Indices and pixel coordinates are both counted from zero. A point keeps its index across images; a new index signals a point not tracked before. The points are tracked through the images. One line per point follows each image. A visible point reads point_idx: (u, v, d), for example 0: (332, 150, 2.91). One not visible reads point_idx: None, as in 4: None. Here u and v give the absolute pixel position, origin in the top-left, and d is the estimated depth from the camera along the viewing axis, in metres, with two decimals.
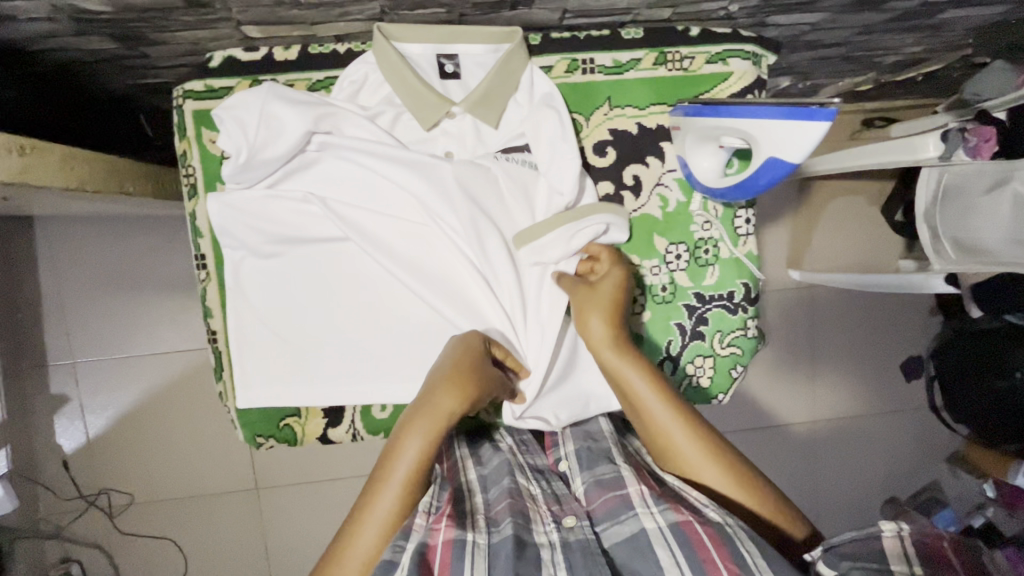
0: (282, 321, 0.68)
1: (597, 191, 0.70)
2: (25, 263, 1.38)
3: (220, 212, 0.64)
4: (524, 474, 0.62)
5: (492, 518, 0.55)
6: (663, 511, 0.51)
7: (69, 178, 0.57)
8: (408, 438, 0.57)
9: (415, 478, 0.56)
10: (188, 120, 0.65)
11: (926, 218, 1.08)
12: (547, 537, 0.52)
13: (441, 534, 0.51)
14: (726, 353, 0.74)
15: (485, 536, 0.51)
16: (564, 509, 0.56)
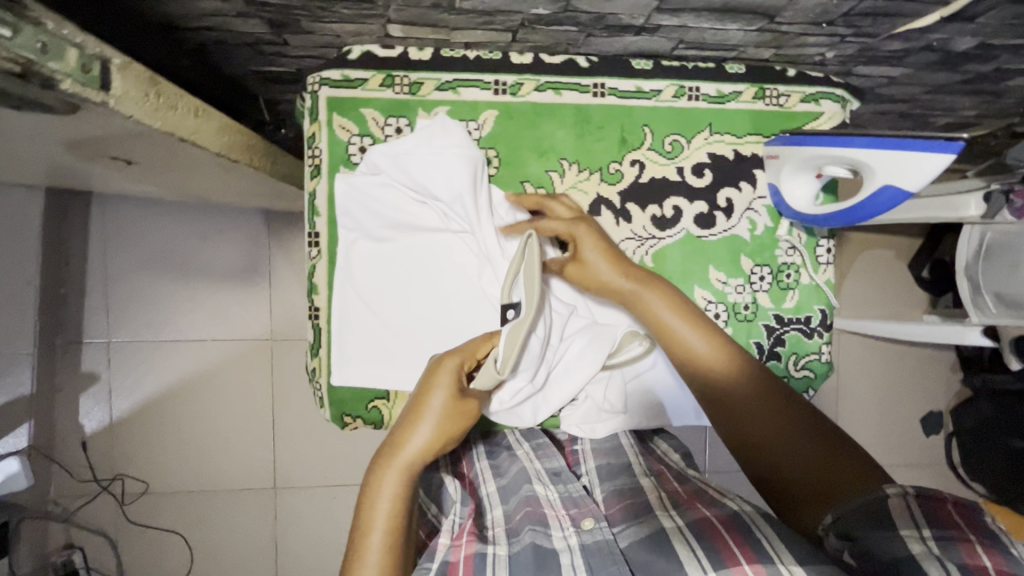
0: (384, 303, 0.70)
1: (691, 208, 0.74)
2: (77, 239, 1.40)
3: (345, 193, 0.68)
4: (540, 482, 0.71)
5: (513, 529, 0.65)
6: (681, 514, 0.60)
7: (223, 145, 0.60)
8: (384, 476, 0.56)
9: (394, 519, 0.54)
10: (321, 105, 0.68)
11: (967, 273, 1.15)
12: (566, 540, 0.62)
13: (463, 550, 0.62)
14: (800, 375, 0.76)
15: (505, 547, 0.62)
16: (582, 511, 0.65)
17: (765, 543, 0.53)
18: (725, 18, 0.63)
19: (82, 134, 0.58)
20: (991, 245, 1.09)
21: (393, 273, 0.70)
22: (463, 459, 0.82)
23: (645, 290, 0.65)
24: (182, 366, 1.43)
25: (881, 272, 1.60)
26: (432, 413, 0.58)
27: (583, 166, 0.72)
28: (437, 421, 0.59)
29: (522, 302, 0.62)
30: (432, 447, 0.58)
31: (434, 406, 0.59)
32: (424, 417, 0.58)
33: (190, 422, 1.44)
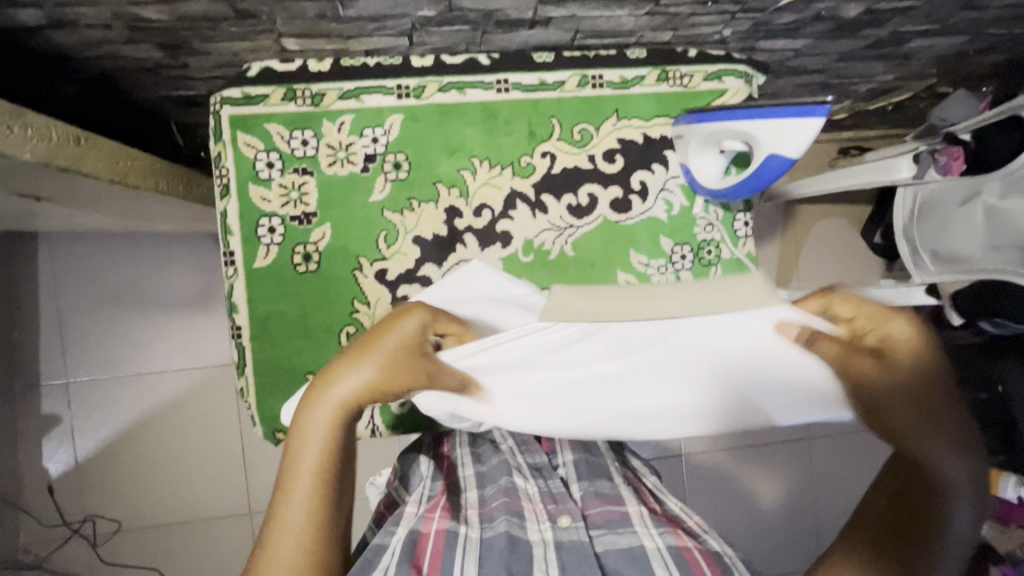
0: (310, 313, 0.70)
1: (606, 194, 0.75)
2: (26, 281, 1.38)
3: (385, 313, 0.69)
4: (521, 474, 0.76)
5: (488, 514, 0.69)
6: (662, 534, 0.65)
7: (118, 173, 0.61)
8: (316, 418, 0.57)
9: (327, 455, 0.56)
10: (224, 124, 0.69)
11: (905, 234, 1.17)
12: (542, 534, 0.66)
13: (435, 523, 0.65)
14: None
15: (477, 530, 0.65)
16: (559, 509, 0.70)
17: None
18: (611, 4, 0.64)
19: None
20: (923, 204, 1.12)
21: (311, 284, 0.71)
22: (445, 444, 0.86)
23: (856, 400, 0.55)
24: (145, 400, 1.42)
25: (834, 242, 1.63)
26: (372, 357, 0.57)
27: (494, 161, 0.73)
28: (374, 363, 0.57)
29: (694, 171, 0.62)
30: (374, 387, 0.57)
31: (359, 359, 0.57)
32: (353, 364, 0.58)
33: (159, 455, 1.43)
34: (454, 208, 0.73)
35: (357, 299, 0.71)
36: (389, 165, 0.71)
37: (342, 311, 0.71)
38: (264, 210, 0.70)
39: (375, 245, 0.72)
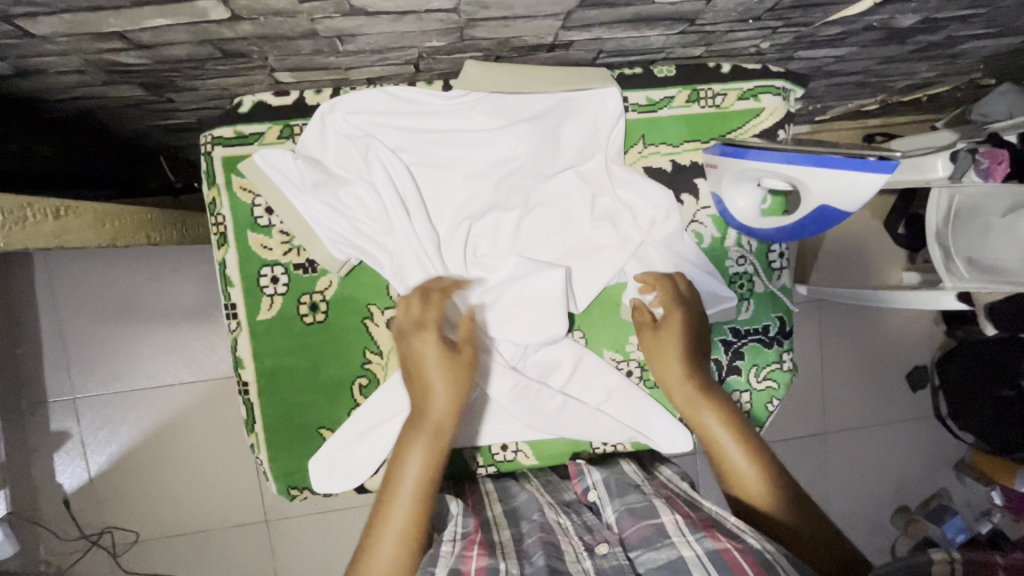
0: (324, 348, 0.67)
1: (636, 228, 0.68)
2: (24, 297, 1.34)
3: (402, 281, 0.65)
4: (553, 510, 0.73)
5: (525, 550, 0.64)
6: (700, 540, 0.61)
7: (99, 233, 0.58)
8: (412, 446, 0.60)
9: (423, 486, 0.59)
10: (217, 167, 0.63)
11: (938, 238, 1.11)
12: (581, 564, 0.61)
13: (475, 562, 0.58)
14: (762, 386, 0.73)
15: (520, 565, 0.60)
16: (597, 539, 0.67)
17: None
18: (641, 26, 0.57)
19: None
20: (960, 208, 1.05)
21: (320, 335, 0.66)
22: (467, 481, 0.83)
23: (701, 410, 0.67)
24: (154, 412, 1.40)
25: (854, 235, 1.57)
26: (432, 362, 0.61)
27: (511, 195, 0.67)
28: (442, 377, 0.61)
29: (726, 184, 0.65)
30: (452, 408, 0.61)
31: (428, 363, 0.61)
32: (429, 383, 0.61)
33: (171, 466, 1.42)
34: (471, 245, 0.67)
35: (368, 347, 0.67)
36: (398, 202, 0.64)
37: (353, 363, 0.67)
38: (265, 258, 0.64)
39: (386, 292, 0.67)
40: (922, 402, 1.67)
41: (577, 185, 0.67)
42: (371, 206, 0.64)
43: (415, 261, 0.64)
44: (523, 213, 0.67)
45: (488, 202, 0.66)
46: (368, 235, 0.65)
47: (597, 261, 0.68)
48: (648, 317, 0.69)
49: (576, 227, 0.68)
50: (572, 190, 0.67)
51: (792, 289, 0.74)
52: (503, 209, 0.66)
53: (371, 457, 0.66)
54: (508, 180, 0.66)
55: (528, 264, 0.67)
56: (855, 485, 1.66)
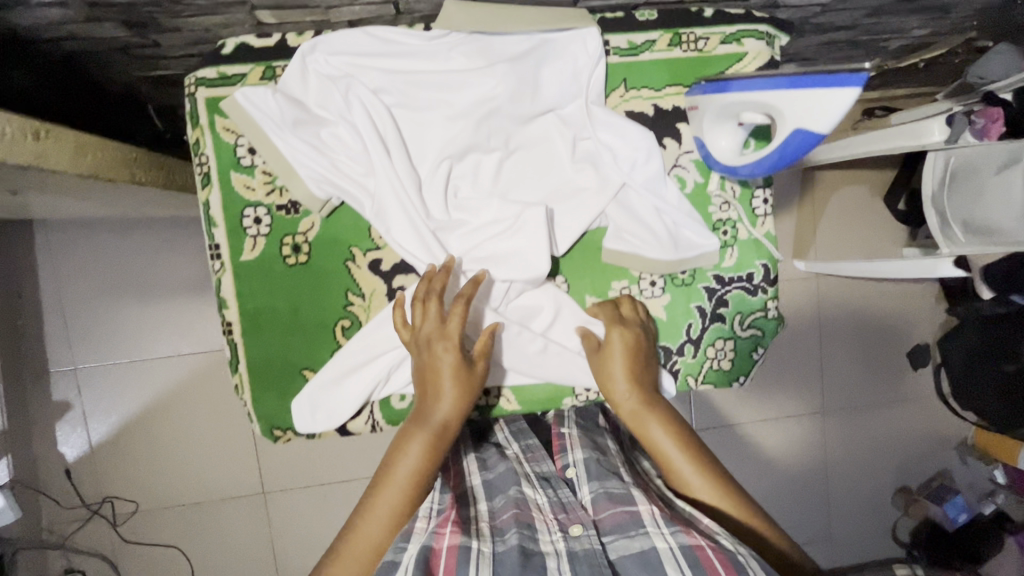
0: (307, 289, 0.69)
1: (616, 170, 0.68)
2: (26, 269, 1.36)
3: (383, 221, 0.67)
4: (530, 485, 0.74)
5: (500, 527, 0.66)
6: (674, 532, 0.59)
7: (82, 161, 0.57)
8: (410, 442, 0.65)
9: (415, 478, 0.66)
10: (201, 108, 0.64)
11: (934, 202, 1.10)
12: (553, 545, 0.61)
13: (446, 538, 0.60)
14: (746, 334, 0.75)
15: (491, 544, 0.61)
16: (570, 517, 0.67)
17: None
18: None
19: None
20: (955, 170, 1.04)
21: (303, 276, 0.68)
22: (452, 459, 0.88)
23: (645, 423, 0.69)
24: (153, 384, 1.42)
25: (855, 211, 1.56)
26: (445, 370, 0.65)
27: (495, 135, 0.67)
28: (450, 385, 0.65)
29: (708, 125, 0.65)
30: (455, 411, 0.66)
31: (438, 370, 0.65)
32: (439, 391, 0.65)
33: (170, 438, 1.43)
34: (454, 187, 0.69)
35: (351, 291, 0.69)
36: (379, 142, 0.65)
37: (336, 306, 0.69)
38: (248, 199, 0.66)
39: (367, 235, 0.69)
40: (924, 380, 1.64)
41: (560, 127, 0.68)
42: (353, 146, 0.66)
43: (396, 200, 0.66)
44: (507, 155, 0.68)
45: (469, 142, 0.66)
46: (351, 174, 0.66)
47: (576, 202, 0.69)
48: (594, 342, 0.71)
49: (557, 168, 0.69)
50: (555, 132, 0.68)
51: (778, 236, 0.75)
52: (484, 149, 0.67)
53: (356, 396, 0.68)
54: (488, 121, 0.66)
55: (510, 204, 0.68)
56: (856, 464, 1.64)
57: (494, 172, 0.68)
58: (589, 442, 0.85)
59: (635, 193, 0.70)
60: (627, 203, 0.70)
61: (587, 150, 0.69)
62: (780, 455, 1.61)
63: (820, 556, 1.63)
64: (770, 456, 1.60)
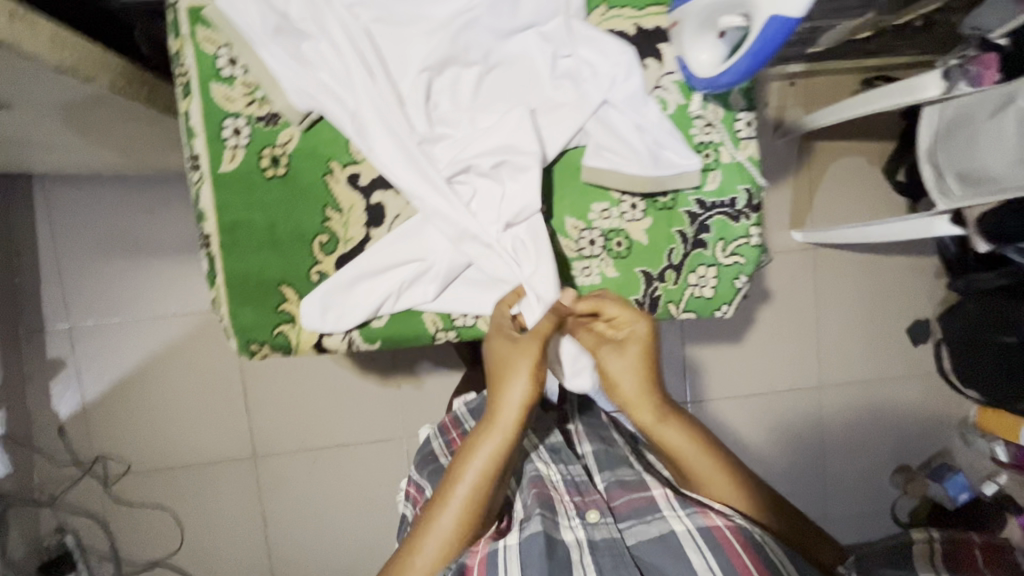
0: (283, 202, 0.73)
1: (580, 85, 0.75)
2: (25, 226, 1.38)
3: (367, 125, 0.70)
4: (544, 463, 0.91)
5: (527, 511, 0.82)
6: (689, 516, 0.77)
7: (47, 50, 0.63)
8: (480, 447, 0.73)
9: (482, 483, 0.73)
10: (182, 16, 0.69)
11: (929, 155, 1.09)
12: (574, 533, 0.78)
13: (479, 551, 0.76)
14: (728, 261, 0.81)
15: (515, 537, 0.76)
16: (586, 502, 0.83)
17: (769, 560, 0.73)
18: None
19: None
20: (950, 121, 1.03)
21: (280, 189, 0.73)
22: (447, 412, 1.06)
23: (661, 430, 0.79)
24: (145, 343, 1.42)
25: (854, 181, 1.54)
26: (516, 381, 0.72)
27: (469, 50, 0.72)
28: (520, 388, 0.72)
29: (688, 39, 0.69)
30: (521, 410, 0.72)
31: (512, 377, 0.72)
32: (505, 385, 0.72)
33: (161, 398, 1.44)
34: (437, 98, 0.74)
35: (329, 206, 0.74)
36: (363, 50, 0.70)
37: (314, 220, 0.74)
38: (228, 109, 0.70)
39: (347, 148, 0.73)
40: (924, 357, 1.62)
41: (536, 41, 0.73)
42: (331, 61, 0.70)
43: (383, 110, 0.70)
44: (484, 69, 0.74)
45: (448, 53, 0.71)
46: (339, 85, 0.70)
47: (545, 112, 0.74)
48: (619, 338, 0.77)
49: (527, 82, 0.74)
50: (529, 45, 0.74)
51: (761, 161, 0.80)
52: (462, 63, 0.73)
53: (362, 309, 0.76)
54: (464, 32, 0.71)
55: (488, 115, 0.74)
56: (855, 442, 1.61)
57: (473, 85, 0.74)
58: (595, 435, 1.02)
59: (614, 114, 0.75)
60: (605, 120, 0.75)
61: (556, 66, 0.74)
62: (775, 431, 1.58)
63: None
64: (767, 432, 1.58)
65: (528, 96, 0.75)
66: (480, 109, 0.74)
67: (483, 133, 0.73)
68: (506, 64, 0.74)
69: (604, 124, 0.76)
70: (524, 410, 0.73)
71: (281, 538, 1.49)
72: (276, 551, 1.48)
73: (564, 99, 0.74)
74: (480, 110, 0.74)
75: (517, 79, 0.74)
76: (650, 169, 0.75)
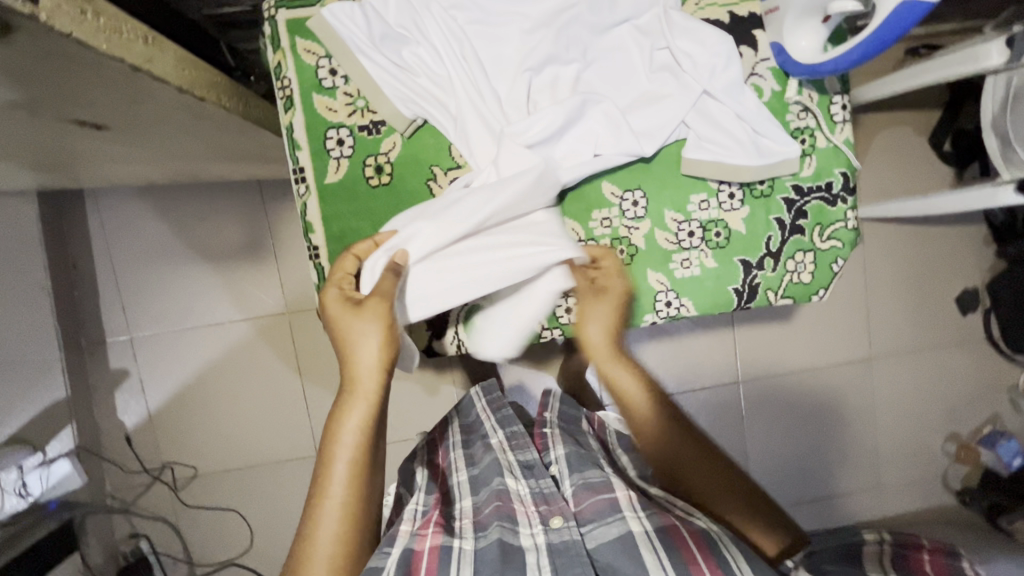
0: (389, 214, 0.80)
1: (658, 79, 0.81)
2: (82, 241, 1.40)
3: (472, 126, 0.77)
4: (512, 476, 0.85)
5: (482, 521, 0.79)
6: (649, 517, 0.74)
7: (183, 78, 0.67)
8: (349, 411, 0.75)
9: (359, 447, 0.75)
10: (282, 28, 0.75)
11: (995, 126, 1.11)
12: (533, 539, 0.74)
13: (428, 540, 0.74)
14: (826, 246, 0.86)
15: (472, 542, 0.75)
16: (552, 509, 0.79)
17: (730, 562, 0.67)
18: None
19: (56, 93, 0.58)
20: (1018, 90, 1.04)
21: (381, 198, 0.79)
22: (437, 426, 1.09)
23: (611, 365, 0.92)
24: (203, 350, 1.44)
25: (902, 153, 1.53)
26: (362, 341, 0.74)
27: (561, 47, 0.78)
28: (373, 345, 0.75)
29: (785, 32, 0.77)
30: (376, 372, 0.75)
31: (358, 339, 0.75)
32: (356, 346, 0.75)
33: (223, 403, 1.46)
34: (537, 97, 0.80)
35: None
36: (470, 55, 0.76)
37: None
38: (332, 121, 0.77)
39: (448, 154, 0.79)
40: (975, 326, 1.62)
41: (636, 34, 0.80)
42: (433, 65, 0.77)
43: (490, 109, 0.77)
44: (581, 67, 0.80)
45: (549, 52, 0.77)
46: (450, 88, 0.77)
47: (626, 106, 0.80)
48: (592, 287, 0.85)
49: (609, 76, 0.81)
50: (624, 40, 0.80)
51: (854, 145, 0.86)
52: (563, 60, 0.79)
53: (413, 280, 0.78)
54: (565, 30, 0.77)
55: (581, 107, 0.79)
56: (905, 412, 1.62)
57: (566, 82, 0.80)
58: (568, 438, 0.96)
59: (715, 106, 0.81)
60: (704, 112, 0.81)
61: (640, 60, 0.80)
62: (827, 405, 1.59)
63: (868, 506, 1.62)
64: (818, 407, 1.59)
65: (617, 91, 0.81)
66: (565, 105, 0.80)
67: (572, 127, 0.79)
68: (592, 61, 0.80)
69: (706, 117, 0.81)
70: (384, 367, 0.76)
71: None
72: None
73: (651, 92, 0.80)
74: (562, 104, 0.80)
75: (601, 73, 0.80)
76: (745, 160, 0.81)
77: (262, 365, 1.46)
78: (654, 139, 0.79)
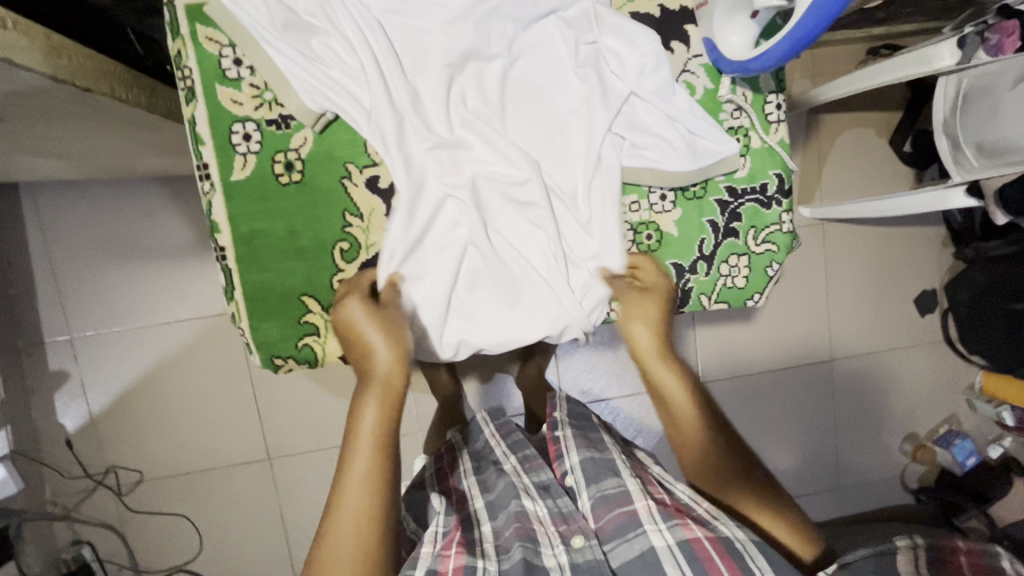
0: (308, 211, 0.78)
1: (582, 75, 0.80)
2: (15, 236, 1.33)
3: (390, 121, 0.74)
4: (528, 497, 0.84)
5: (503, 545, 0.76)
6: (670, 530, 0.72)
7: (51, 64, 0.63)
8: (368, 398, 0.77)
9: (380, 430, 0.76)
10: (181, 16, 0.72)
11: (947, 128, 1.12)
12: (556, 559, 0.73)
13: (452, 559, 0.71)
14: (761, 249, 0.87)
15: (495, 563, 0.72)
16: (571, 529, 0.78)
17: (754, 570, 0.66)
18: None
19: None
20: (968, 93, 1.05)
21: (290, 197, 0.78)
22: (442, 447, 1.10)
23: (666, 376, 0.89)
24: (147, 350, 1.39)
25: (863, 153, 1.52)
26: (378, 339, 0.78)
27: (483, 41, 0.76)
28: (387, 341, 0.79)
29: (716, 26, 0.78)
30: (394, 362, 0.79)
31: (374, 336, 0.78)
32: (371, 344, 0.78)
33: (169, 405, 1.41)
34: (461, 92, 0.78)
35: (349, 211, 0.79)
36: (387, 48, 0.74)
37: (336, 226, 0.79)
38: (237, 114, 0.75)
39: (364, 151, 0.78)
40: (932, 326, 1.63)
41: (561, 28, 0.79)
42: (344, 56, 0.74)
43: (407, 106, 0.75)
44: (507, 62, 0.78)
45: (469, 46, 0.75)
46: (364, 85, 0.75)
47: (552, 103, 0.80)
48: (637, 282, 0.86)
49: (532, 72, 0.80)
50: (551, 33, 0.79)
51: (789, 145, 0.87)
52: (484, 57, 0.77)
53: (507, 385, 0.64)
54: (484, 22, 0.75)
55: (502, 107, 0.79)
56: (865, 413, 1.63)
57: (490, 78, 0.78)
58: (583, 442, 0.92)
59: (641, 109, 0.82)
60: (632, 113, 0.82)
61: (566, 55, 0.80)
62: (787, 406, 1.59)
63: (829, 506, 1.63)
64: (778, 408, 1.59)
65: (544, 87, 0.80)
66: (489, 102, 0.79)
67: (492, 126, 0.78)
68: (516, 55, 0.79)
69: (634, 120, 0.82)
70: (398, 363, 0.79)
71: (301, 536, 1.48)
72: (297, 552, 1.48)
73: (578, 88, 0.80)
74: (486, 100, 0.78)
75: (526, 68, 0.79)
76: (674, 164, 0.82)
77: (210, 366, 1.41)
78: (585, 137, 0.80)
